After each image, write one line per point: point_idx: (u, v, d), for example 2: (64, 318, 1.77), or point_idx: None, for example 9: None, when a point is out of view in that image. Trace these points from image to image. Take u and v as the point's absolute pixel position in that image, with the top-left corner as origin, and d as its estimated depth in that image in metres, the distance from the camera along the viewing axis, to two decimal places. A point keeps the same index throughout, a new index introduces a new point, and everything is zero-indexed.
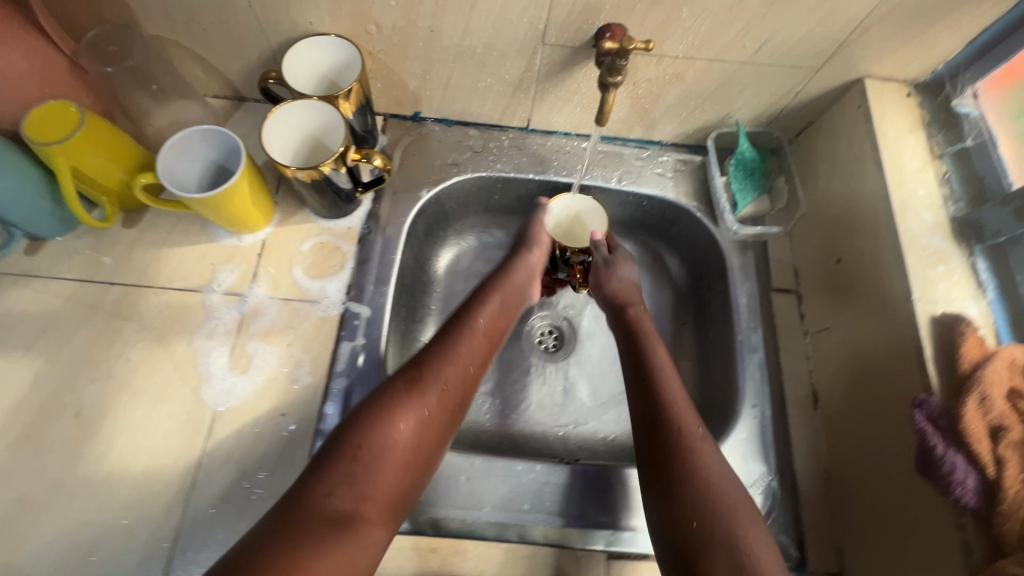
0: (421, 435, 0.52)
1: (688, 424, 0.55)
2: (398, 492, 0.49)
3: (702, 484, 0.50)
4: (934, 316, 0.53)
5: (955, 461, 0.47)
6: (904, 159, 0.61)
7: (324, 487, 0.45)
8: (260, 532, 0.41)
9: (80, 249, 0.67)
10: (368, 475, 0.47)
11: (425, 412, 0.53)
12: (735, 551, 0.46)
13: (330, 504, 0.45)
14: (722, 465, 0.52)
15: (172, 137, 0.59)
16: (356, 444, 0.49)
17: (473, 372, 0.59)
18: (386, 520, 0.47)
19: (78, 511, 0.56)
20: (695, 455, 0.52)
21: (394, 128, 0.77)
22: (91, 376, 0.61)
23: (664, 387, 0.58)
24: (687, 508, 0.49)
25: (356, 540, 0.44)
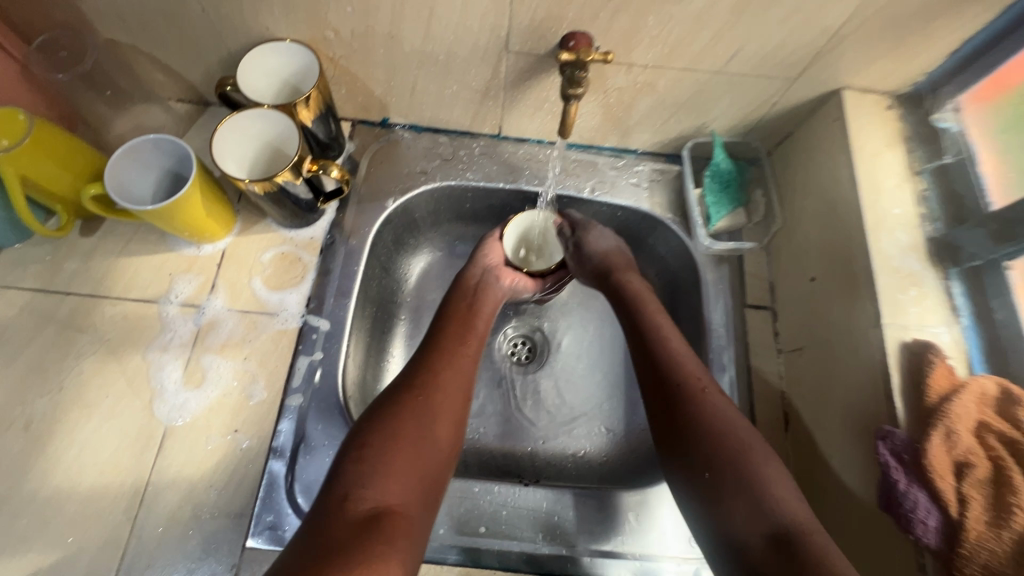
0: (428, 428, 0.54)
1: (697, 377, 0.55)
2: (424, 479, 0.51)
3: (718, 433, 0.51)
4: (904, 342, 0.51)
5: (918, 497, 0.45)
6: (881, 175, 0.59)
7: (342, 494, 0.47)
8: (286, 560, 0.42)
9: (35, 258, 0.65)
10: (383, 471, 0.49)
11: (422, 406, 0.55)
12: (755, 496, 0.47)
13: (351, 507, 0.46)
14: (733, 412, 0.53)
15: (122, 146, 0.57)
16: (360, 449, 0.51)
17: (466, 366, 0.61)
18: (418, 508, 0.49)
19: (23, 528, 0.55)
20: (707, 404, 0.53)
21: (362, 135, 0.75)
22: (42, 389, 0.60)
23: (667, 345, 0.58)
24: (703, 456, 0.50)
25: (388, 530, 0.45)
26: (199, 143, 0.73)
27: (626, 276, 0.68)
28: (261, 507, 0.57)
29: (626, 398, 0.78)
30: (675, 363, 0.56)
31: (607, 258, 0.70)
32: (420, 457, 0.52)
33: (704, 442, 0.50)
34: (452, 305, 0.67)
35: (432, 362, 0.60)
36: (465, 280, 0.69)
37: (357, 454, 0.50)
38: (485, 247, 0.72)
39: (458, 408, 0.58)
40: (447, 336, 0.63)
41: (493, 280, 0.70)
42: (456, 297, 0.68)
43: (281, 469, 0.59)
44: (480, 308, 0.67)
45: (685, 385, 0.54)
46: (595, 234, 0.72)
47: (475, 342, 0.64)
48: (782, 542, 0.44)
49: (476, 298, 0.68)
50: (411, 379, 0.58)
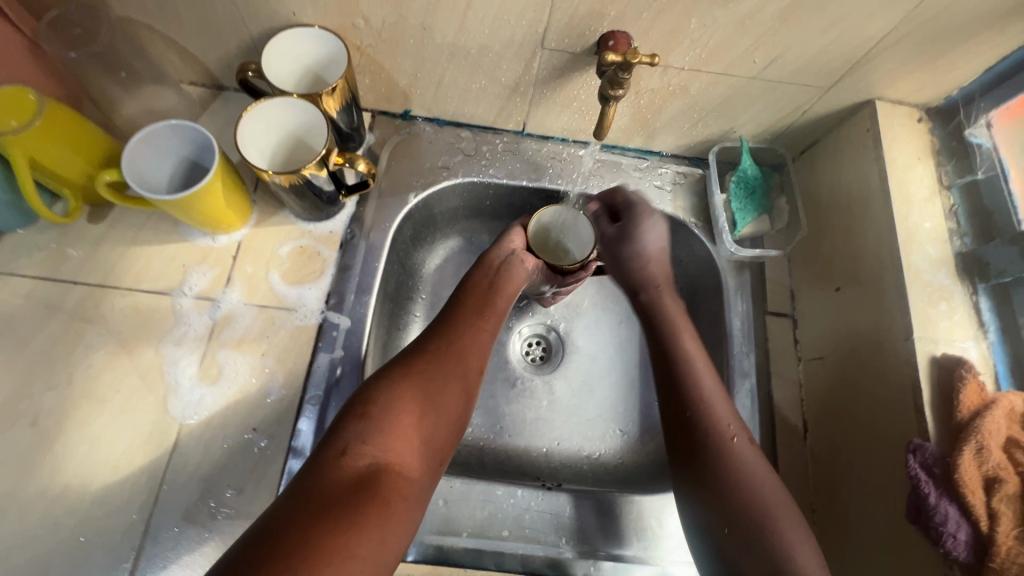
0: (436, 394, 0.53)
1: (727, 425, 0.54)
2: (427, 445, 0.50)
3: (743, 491, 0.50)
4: (934, 356, 0.52)
5: (948, 511, 0.45)
6: (912, 188, 0.59)
7: (340, 448, 0.45)
8: (275, 508, 0.39)
9: (40, 244, 0.62)
10: (386, 429, 0.47)
11: (433, 372, 0.54)
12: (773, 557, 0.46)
13: (349, 463, 0.44)
14: (765, 468, 0.52)
15: (139, 133, 0.55)
16: (366, 406, 0.49)
17: (483, 339, 0.60)
18: (418, 473, 0.48)
19: (32, 527, 0.53)
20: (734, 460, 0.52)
21: (382, 126, 0.73)
22: (50, 382, 0.57)
23: (697, 377, 0.57)
24: (727, 514, 0.50)
25: (385, 490, 0.43)
26: (213, 130, 0.70)
27: (659, 292, 0.67)
28: None
29: (640, 400, 0.78)
30: (704, 412, 0.55)
31: (647, 268, 0.68)
32: (425, 422, 0.50)
33: (730, 498, 0.50)
34: (469, 279, 0.66)
35: (446, 330, 0.59)
36: (489, 258, 0.67)
37: (362, 410, 0.48)
38: (511, 232, 0.70)
39: (471, 377, 0.56)
40: (465, 310, 0.62)
41: (517, 262, 0.67)
42: (479, 273, 0.66)
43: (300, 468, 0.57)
44: (503, 287, 0.65)
45: (715, 439, 0.53)
46: (649, 225, 0.69)
47: (494, 318, 0.63)
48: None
49: (498, 277, 0.66)
50: (424, 345, 0.57)
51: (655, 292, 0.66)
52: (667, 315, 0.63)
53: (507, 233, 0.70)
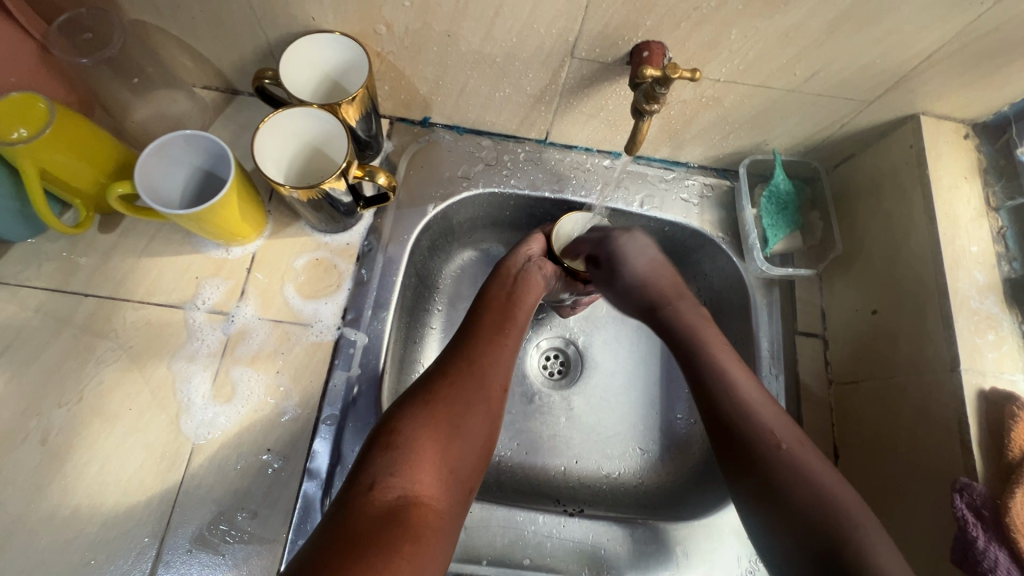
0: (461, 418, 0.51)
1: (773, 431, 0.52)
2: (455, 471, 0.48)
3: (803, 499, 0.48)
4: (982, 389, 0.49)
5: (999, 557, 0.43)
6: (958, 209, 0.56)
7: (367, 482, 0.44)
8: (304, 555, 0.38)
9: (50, 255, 0.61)
10: (413, 460, 0.46)
11: (459, 396, 0.52)
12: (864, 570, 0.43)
13: (377, 497, 0.43)
14: (824, 470, 0.49)
15: (152, 143, 0.53)
16: (390, 436, 0.48)
17: (506, 356, 0.58)
18: (448, 503, 0.46)
19: (42, 549, 0.51)
20: (789, 464, 0.50)
21: (400, 134, 0.71)
22: (60, 398, 0.56)
23: (734, 387, 0.55)
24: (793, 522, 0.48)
25: (416, 522, 0.42)
26: (226, 136, 0.68)
27: (676, 308, 0.63)
28: (295, 532, 0.54)
29: (661, 418, 0.76)
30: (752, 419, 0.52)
31: (651, 285, 0.65)
32: (451, 449, 0.49)
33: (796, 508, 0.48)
34: (487, 292, 0.63)
35: (466, 351, 0.57)
36: (506, 267, 0.65)
37: (386, 441, 0.47)
38: (528, 238, 0.68)
39: (495, 397, 0.54)
40: (486, 325, 0.60)
41: (534, 270, 0.65)
42: (496, 285, 0.64)
43: (316, 491, 0.55)
44: (521, 298, 0.63)
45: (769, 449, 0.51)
46: (631, 242, 0.66)
47: (516, 332, 0.61)
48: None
49: (515, 287, 0.63)
50: (446, 367, 0.55)
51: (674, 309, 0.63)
52: (690, 327, 0.61)
53: (523, 242, 0.68)
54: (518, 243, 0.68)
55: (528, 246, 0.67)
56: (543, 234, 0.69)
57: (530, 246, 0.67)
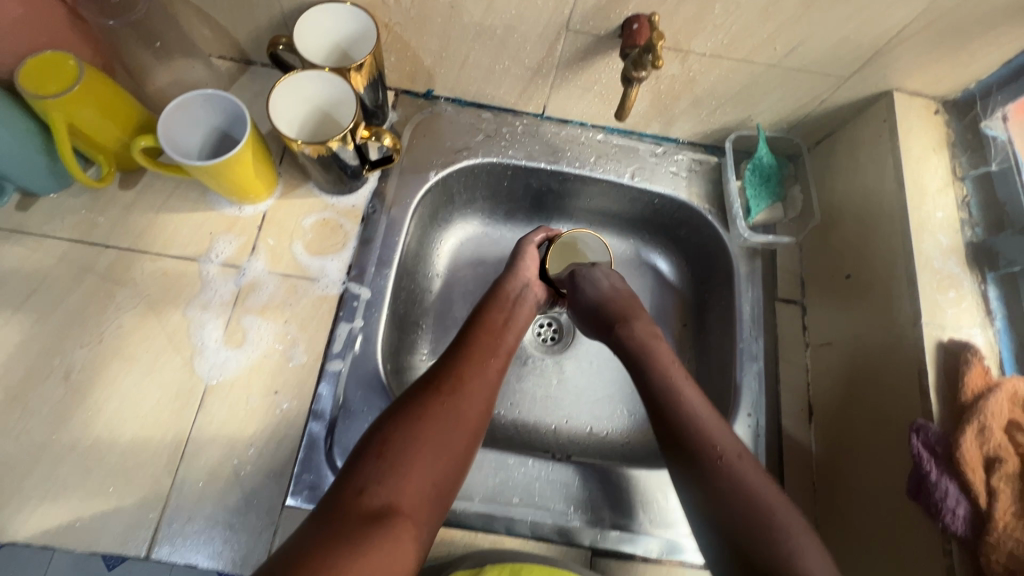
0: (449, 433, 0.53)
1: (716, 446, 0.52)
2: (438, 485, 0.51)
3: (739, 502, 0.49)
4: (941, 341, 0.53)
5: (948, 488, 0.47)
6: (926, 178, 0.60)
7: (356, 487, 0.47)
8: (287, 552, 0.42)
9: (74, 208, 0.64)
10: (398, 470, 0.49)
11: (448, 411, 0.54)
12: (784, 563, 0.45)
13: (363, 502, 0.46)
14: (762, 479, 0.50)
15: (175, 101, 0.56)
16: (382, 445, 0.50)
17: (495, 376, 0.60)
18: (427, 514, 0.49)
19: (65, 475, 0.55)
20: (732, 483, 0.50)
21: (405, 105, 0.75)
22: (82, 339, 0.60)
23: (683, 406, 0.55)
24: (729, 538, 0.48)
25: (396, 531, 0.45)
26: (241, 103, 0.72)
27: (629, 325, 0.65)
28: (301, 467, 0.58)
29: None
30: (724, 506, 0.49)
31: (608, 304, 0.67)
32: (437, 463, 0.51)
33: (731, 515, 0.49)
34: (484, 304, 0.66)
35: (460, 367, 0.58)
36: (505, 290, 0.68)
37: (378, 450, 0.50)
38: (524, 255, 0.71)
39: (482, 417, 0.56)
40: (479, 342, 0.61)
41: (528, 294, 0.69)
42: (493, 304, 0.66)
43: (321, 431, 0.60)
44: (515, 321, 0.66)
45: (729, 502, 0.49)
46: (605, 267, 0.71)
47: (507, 354, 0.63)
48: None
49: (512, 310, 0.66)
50: (439, 380, 0.56)
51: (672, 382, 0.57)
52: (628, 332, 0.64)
53: (518, 256, 0.71)
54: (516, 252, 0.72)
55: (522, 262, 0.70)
56: (536, 247, 0.72)
57: (523, 265, 0.70)
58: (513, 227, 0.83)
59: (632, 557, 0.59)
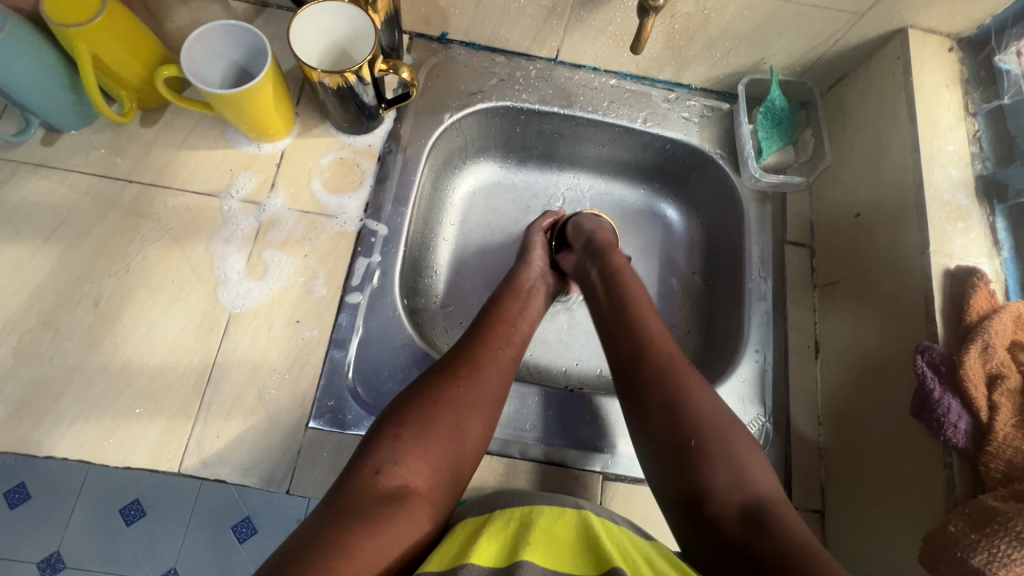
0: (464, 417, 0.54)
1: (671, 360, 0.56)
2: (453, 468, 0.53)
3: (694, 408, 0.52)
4: (948, 269, 0.54)
5: (951, 404, 0.48)
6: (938, 113, 0.60)
7: (374, 467, 0.49)
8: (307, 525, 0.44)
9: (97, 144, 0.66)
10: (415, 451, 0.51)
11: (462, 398, 0.55)
12: (731, 463, 0.49)
13: (380, 482, 0.48)
14: (704, 391, 0.54)
15: (196, 30, 0.57)
16: (398, 427, 0.52)
17: (509, 361, 0.61)
18: (442, 494, 0.51)
19: (97, 396, 0.57)
20: (688, 391, 0.53)
21: (419, 49, 0.75)
22: (109, 269, 0.61)
23: (647, 322, 0.60)
24: (676, 441, 0.51)
25: (410, 510, 0.48)
26: None
27: (613, 256, 0.68)
28: (323, 392, 0.60)
29: None
30: (675, 413, 0.52)
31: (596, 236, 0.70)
32: (452, 447, 0.53)
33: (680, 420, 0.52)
34: (500, 294, 0.67)
35: (477, 353, 0.59)
36: (519, 280, 0.69)
37: (395, 431, 0.51)
38: (533, 245, 0.73)
39: (497, 402, 0.57)
40: (494, 331, 0.62)
41: (541, 285, 0.70)
42: (509, 296, 0.67)
43: (342, 357, 0.61)
44: (528, 310, 0.67)
45: (681, 420, 0.52)
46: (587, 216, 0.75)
47: (521, 343, 0.63)
48: (753, 520, 0.46)
49: (525, 302, 0.67)
50: (456, 365, 0.57)
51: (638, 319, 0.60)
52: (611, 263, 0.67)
53: (529, 242, 0.73)
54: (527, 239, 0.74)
55: (530, 243, 0.73)
56: (543, 233, 0.75)
57: (533, 253, 0.72)
58: (525, 175, 0.84)
59: (641, 481, 0.61)
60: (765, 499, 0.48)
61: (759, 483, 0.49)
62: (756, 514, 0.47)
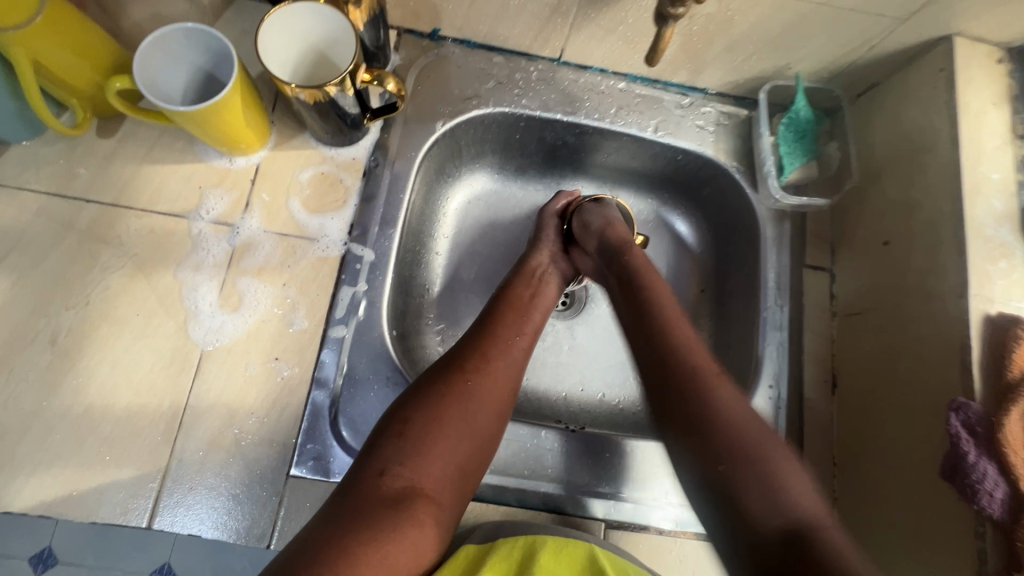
0: (473, 412, 0.51)
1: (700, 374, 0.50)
2: (463, 469, 0.49)
3: (731, 428, 0.46)
4: (987, 315, 0.49)
5: (987, 470, 0.45)
6: (982, 135, 0.54)
7: (378, 467, 0.47)
8: (305, 537, 0.42)
9: (49, 158, 0.59)
10: (423, 450, 0.48)
11: (471, 392, 0.52)
12: (770, 487, 0.43)
13: (385, 483, 0.46)
14: (741, 407, 0.48)
15: (150, 37, 0.50)
16: (404, 424, 0.49)
17: (518, 354, 0.58)
18: (451, 496, 0.48)
19: (57, 444, 0.52)
20: (721, 410, 0.48)
21: (408, 47, 0.68)
22: (67, 301, 0.56)
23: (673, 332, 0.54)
24: (712, 466, 0.46)
25: (417, 514, 0.45)
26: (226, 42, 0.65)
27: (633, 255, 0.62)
28: (304, 437, 0.56)
29: None
30: (709, 434, 0.47)
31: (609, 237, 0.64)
32: (462, 446, 0.50)
33: (713, 443, 0.46)
34: (510, 281, 0.64)
35: (485, 344, 0.56)
36: (531, 266, 0.66)
37: (401, 428, 0.48)
38: (545, 229, 0.69)
39: (507, 397, 0.54)
40: (503, 321, 0.59)
41: (554, 270, 0.67)
42: (519, 282, 0.63)
43: (324, 400, 0.57)
44: (541, 298, 0.63)
45: (712, 432, 0.47)
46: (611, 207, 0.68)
47: (532, 333, 0.60)
48: (796, 540, 0.40)
49: (537, 289, 0.63)
50: (463, 358, 0.54)
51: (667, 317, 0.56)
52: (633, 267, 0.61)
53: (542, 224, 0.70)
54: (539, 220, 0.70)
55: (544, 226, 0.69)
56: (555, 217, 0.70)
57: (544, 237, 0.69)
58: (524, 184, 0.78)
59: (646, 528, 0.58)
60: (807, 517, 0.42)
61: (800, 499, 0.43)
62: (801, 535, 0.40)
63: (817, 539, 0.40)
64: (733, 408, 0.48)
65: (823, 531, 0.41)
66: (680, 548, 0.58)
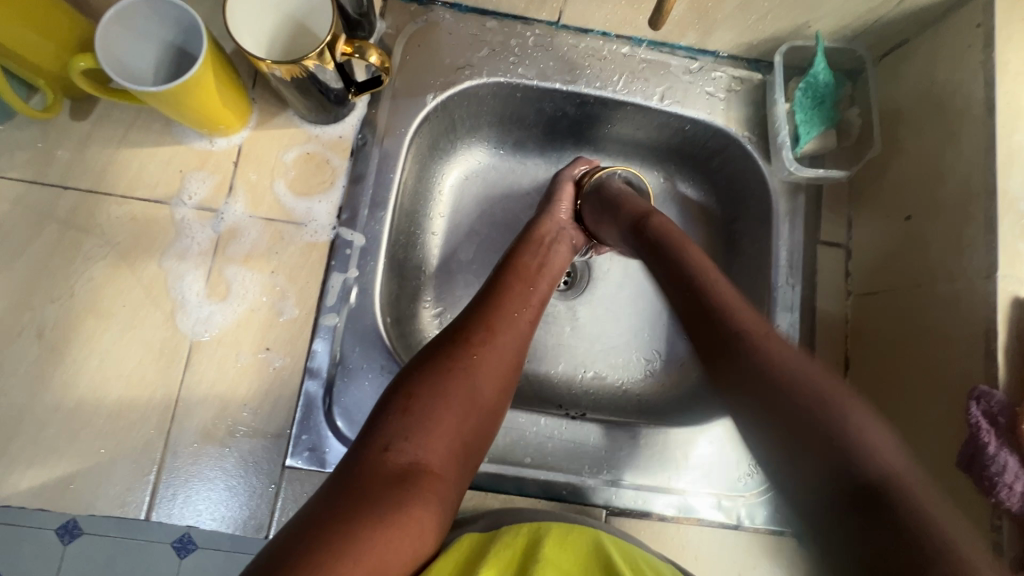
0: (478, 387, 0.48)
1: (745, 328, 0.46)
2: (467, 445, 0.47)
3: (792, 377, 0.41)
4: (1017, 298, 0.46)
5: (1008, 462, 0.42)
6: (1022, 98, 0.49)
7: (381, 443, 0.43)
8: (310, 514, 0.39)
9: (22, 144, 0.56)
10: (428, 426, 0.44)
11: (477, 366, 0.49)
12: (844, 433, 0.38)
13: (390, 459, 0.42)
14: (802, 356, 0.43)
15: (114, 8, 0.47)
16: (408, 399, 0.46)
17: (523, 327, 0.54)
18: (455, 475, 0.45)
19: (51, 438, 0.52)
20: (770, 359, 0.43)
21: (395, 13, 0.63)
22: (51, 294, 0.54)
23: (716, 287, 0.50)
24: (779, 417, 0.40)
25: (423, 493, 0.41)
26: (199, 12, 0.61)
27: (653, 220, 0.58)
28: (299, 428, 0.55)
29: (667, 330, 0.73)
30: (770, 385, 0.42)
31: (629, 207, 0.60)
32: (468, 421, 0.47)
33: (776, 396, 0.41)
34: (516, 250, 0.60)
35: (491, 316, 0.53)
36: (541, 232, 0.62)
37: (404, 403, 0.45)
38: (560, 195, 0.65)
39: (511, 371, 0.51)
40: (509, 293, 0.55)
41: (563, 238, 0.63)
42: (525, 251, 0.60)
43: (317, 390, 0.56)
44: (549, 267, 0.60)
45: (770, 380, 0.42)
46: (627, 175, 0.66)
47: (537, 304, 0.57)
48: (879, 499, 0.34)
49: (545, 258, 0.60)
50: (468, 331, 0.51)
51: (705, 281, 0.51)
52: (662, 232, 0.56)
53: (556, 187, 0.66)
54: (552, 186, 0.67)
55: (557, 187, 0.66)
56: (573, 183, 0.66)
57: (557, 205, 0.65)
58: (523, 158, 0.74)
59: (648, 515, 0.57)
60: (882, 471, 0.35)
61: (885, 452, 0.37)
62: (878, 493, 0.35)
63: (903, 499, 0.34)
64: (786, 354, 0.43)
65: (904, 488, 0.35)
66: (685, 534, 0.57)
